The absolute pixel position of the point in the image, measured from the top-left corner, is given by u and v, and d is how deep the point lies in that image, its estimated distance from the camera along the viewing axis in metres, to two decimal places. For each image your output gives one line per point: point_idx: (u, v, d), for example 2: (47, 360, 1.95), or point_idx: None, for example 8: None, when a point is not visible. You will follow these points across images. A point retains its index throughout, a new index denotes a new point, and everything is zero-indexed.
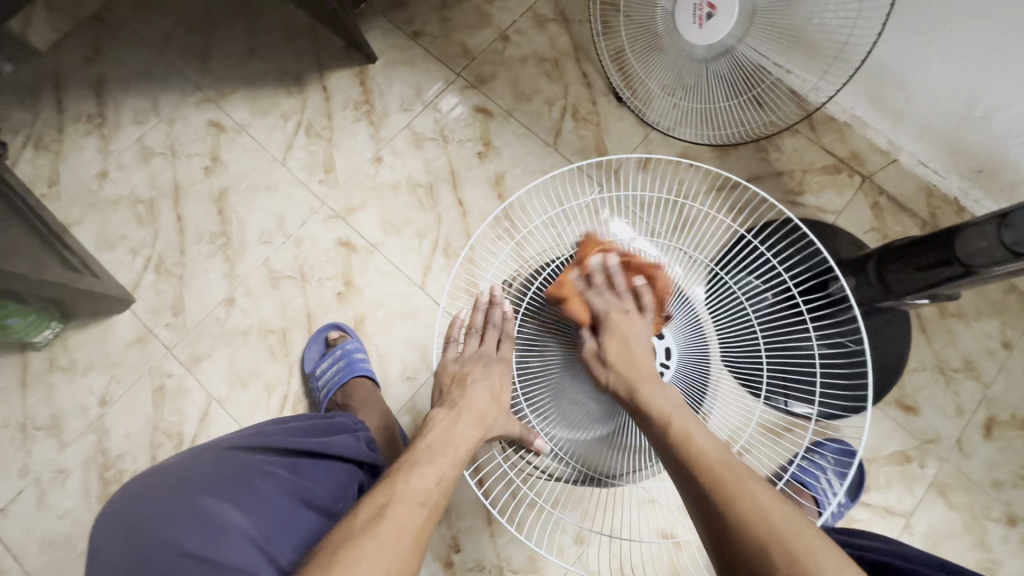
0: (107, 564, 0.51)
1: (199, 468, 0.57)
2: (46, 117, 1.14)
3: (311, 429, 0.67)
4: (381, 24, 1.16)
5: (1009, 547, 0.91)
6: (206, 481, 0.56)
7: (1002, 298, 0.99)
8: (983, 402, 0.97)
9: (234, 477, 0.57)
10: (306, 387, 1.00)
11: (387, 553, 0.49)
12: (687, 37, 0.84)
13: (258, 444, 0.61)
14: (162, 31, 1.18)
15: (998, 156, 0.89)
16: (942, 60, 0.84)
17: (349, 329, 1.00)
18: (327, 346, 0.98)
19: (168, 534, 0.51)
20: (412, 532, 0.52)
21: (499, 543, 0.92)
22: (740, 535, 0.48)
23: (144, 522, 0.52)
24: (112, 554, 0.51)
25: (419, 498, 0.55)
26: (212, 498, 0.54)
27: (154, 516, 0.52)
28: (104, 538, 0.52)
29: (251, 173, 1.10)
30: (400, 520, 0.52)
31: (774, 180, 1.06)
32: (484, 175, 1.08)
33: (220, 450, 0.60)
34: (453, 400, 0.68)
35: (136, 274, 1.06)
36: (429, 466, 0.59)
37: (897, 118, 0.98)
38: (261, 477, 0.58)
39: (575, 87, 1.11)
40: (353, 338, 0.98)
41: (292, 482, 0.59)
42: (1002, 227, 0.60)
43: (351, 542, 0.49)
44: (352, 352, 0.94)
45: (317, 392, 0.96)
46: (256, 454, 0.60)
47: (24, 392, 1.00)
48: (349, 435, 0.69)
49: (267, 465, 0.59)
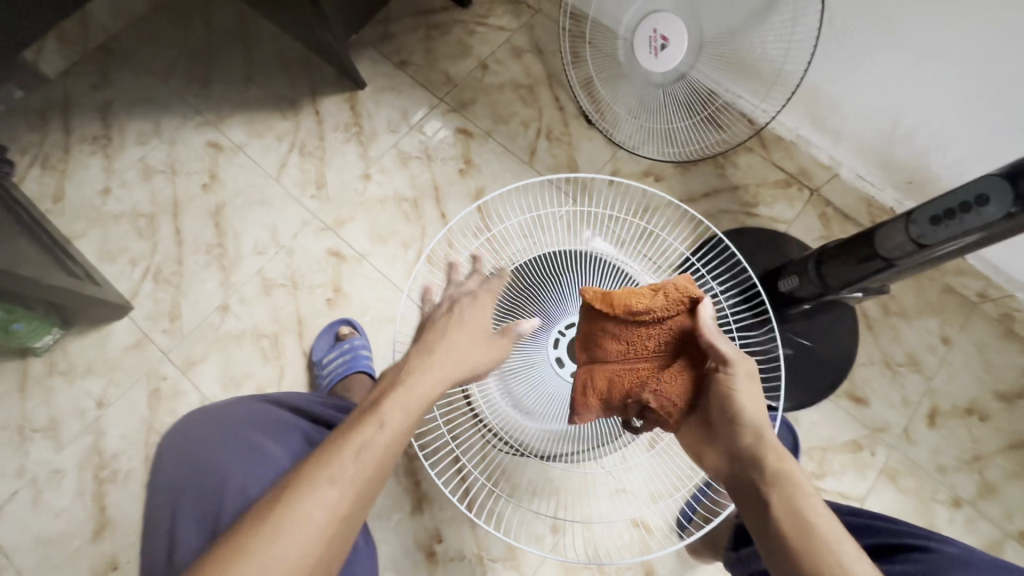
0: (168, 475, 0.64)
1: (239, 411, 0.70)
2: (54, 139, 1.21)
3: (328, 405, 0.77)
4: (370, 54, 1.26)
5: (955, 528, 0.98)
6: (245, 420, 0.68)
7: (941, 298, 1.09)
8: (926, 393, 1.05)
9: (267, 421, 0.69)
10: (309, 375, 1.06)
11: (348, 473, 0.49)
12: (645, 64, 0.96)
13: (282, 403, 0.73)
14: (166, 60, 1.27)
15: (924, 168, 0.99)
16: (864, 88, 0.96)
17: (359, 327, 1.06)
18: (337, 339, 1.05)
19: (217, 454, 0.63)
20: (372, 476, 0.50)
21: (479, 533, 0.96)
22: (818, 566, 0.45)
23: (195, 446, 0.65)
24: (174, 467, 0.64)
25: (385, 422, 0.53)
26: (249, 430, 0.66)
27: (207, 441, 0.65)
28: (169, 459, 0.66)
29: (247, 190, 1.18)
30: (358, 467, 0.49)
31: (730, 193, 1.16)
32: (466, 190, 1.17)
33: (257, 402, 0.72)
34: (431, 335, 0.64)
35: (134, 283, 1.12)
36: (404, 398, 0.55)
37: (835, 136, 1.08)
38: (286, 425, 0.69)
39: (548, 111, 1.22)
40: (361, 335, 1.04)
41: (310, 434, 0.70)
42: (909, 224, 0.69)
43: (319, 461, 0.49)
44: (359, 348, 1.00)
45: (320, 379, 1.02)
46: (282, 411, 0.71)
47: (23, 396, 1.04)
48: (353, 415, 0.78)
49: (292, 423, 0.70)
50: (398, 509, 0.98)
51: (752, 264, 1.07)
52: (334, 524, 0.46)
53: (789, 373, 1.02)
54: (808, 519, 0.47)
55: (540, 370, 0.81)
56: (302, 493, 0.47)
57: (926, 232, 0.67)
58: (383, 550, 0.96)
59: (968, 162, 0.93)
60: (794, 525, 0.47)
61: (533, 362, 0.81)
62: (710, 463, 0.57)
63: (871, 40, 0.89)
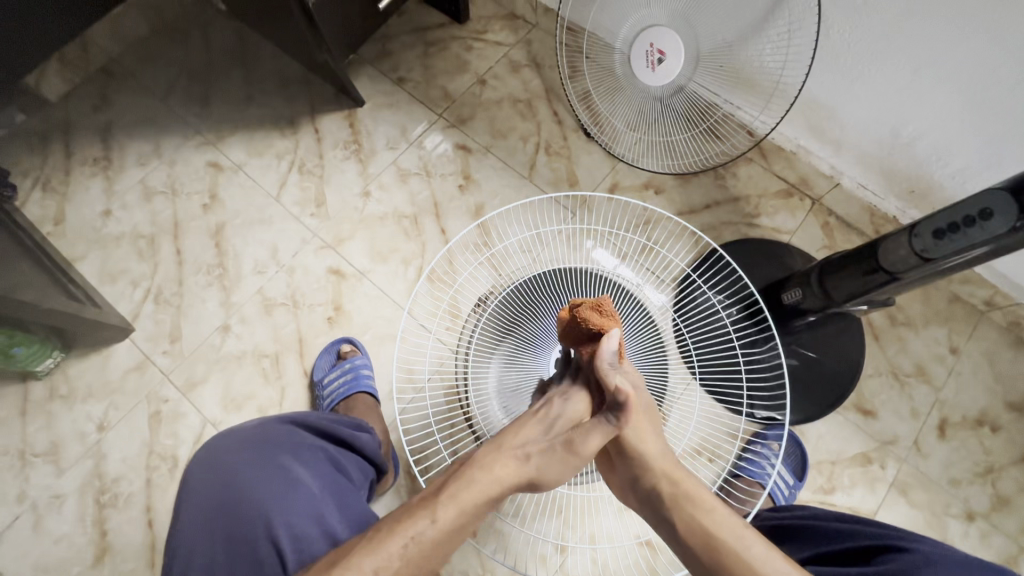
0: (199, 496, 0.65)
1: (268, 433, 0.72)
2: (55, 161, 1.21)
3: (347, 425, 0.79)
4: (368, 71, 1.27)
5: (969, 543, 0.96)
6: (274, 444, 0.70)
7: (948, 307, 1.07)
8: (935, 404, 1.03)
9: (295, 443, 0.71)
10: (311, 395, 1.05)
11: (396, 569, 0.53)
12: (642, 78, 0.95)
13: (307, 424, 0.75)
14: (166, 81, 1.27)
15: (925, 178, 0.98)
16: (862, 99, 0.95)
17: (360, 345, 1.06)
18: (338, 358, 1.04)
19: (254, 479, 0.64)
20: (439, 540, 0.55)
21: (484, 555, 0.95)
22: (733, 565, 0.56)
23: (230, 468, 0.66)
24: (204, 492, 0.65)
25: (437, 517, 0.56)
26: (283, 455, 0.68)
27: (242, 463, 0.67)
28: (199, 480, 0.66)
29: (246, 209, 1.18)
30: (425, 528, 0.55)
31: (731, 204, 1.16)
32: (465, 206, 1.17)
33: (281, 424, 0.74)
34: (553, 426, 0.62)
35: (135, 305, 1.12)
36: (466, 492, 0.58)
37: (835, 146, 1.07)
38: (313, 449, 0.71)
39: (547, 125, 1.22)
40: (362, 354, 1.03)
41: (336, 457, 0.73)
42: (912, 237, 0.68)
43: (367, 553, 0.53)
44: (360, 367, 1.00)
45: (321, 400, 1.01)
46: (307, 433, 0.74)
47: (24, 420, 1.04)
48: (370, 436, 0.81)
49: (319, 448, 0.72)
50: None
51: (755, 276, 1.06)
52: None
53: (795, 388, 1.01)
54: (711, 532, 0.58)
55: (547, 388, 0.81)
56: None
57: (929, 246, 0.66)
58: None
59: (971, 172, 0.92)
60: (706, 545, 0.57)
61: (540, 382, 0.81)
62: (619, 488, 0.66)
63: (867, 53, 0.89)
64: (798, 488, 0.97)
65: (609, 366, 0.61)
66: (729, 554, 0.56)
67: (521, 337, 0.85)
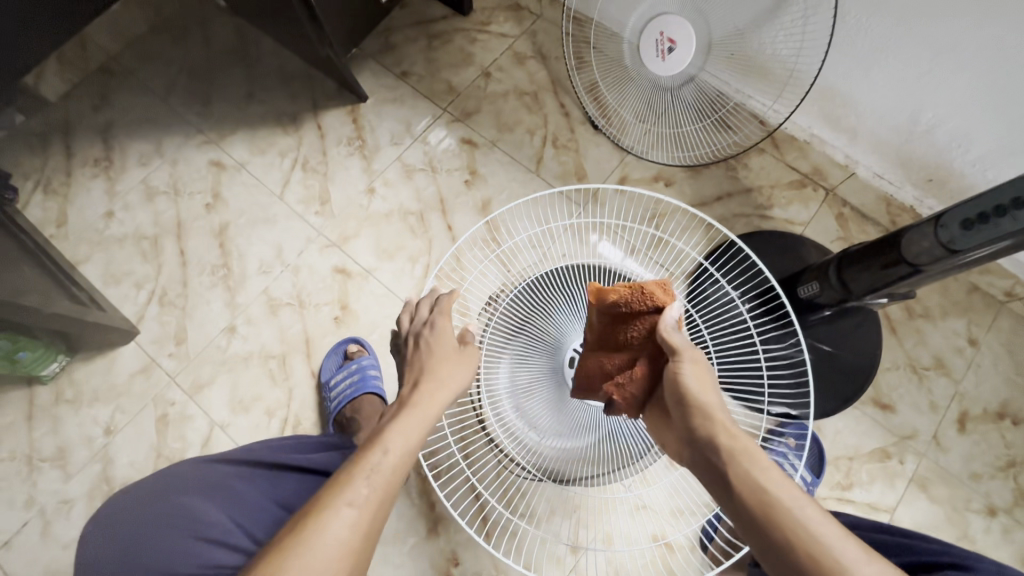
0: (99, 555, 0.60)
1: (187, 476, 0.66)
2: (55, 163, 1.20)
3: (303, 447, 0.73)
4: (371, 66, 1.24)
5: (991, 538, 0.95)
6: (187, 487, 0.64)
7: (967, 297, 1.05)
8: (955, 397, 1.01)
9: (215, 483, 0.65)
10: (319, 397, 1.04)
11: (363, 497, 0.49)
12: (652, 68, 0.93)
13: (237, 457, 0.69)
14: (166, 79, 1.25)
15: (944, 166, 0.96)
16: (879, 86, 0.93)
17: (367, 344, 1.04)
18: (345, 358, 1.03)
19: (140, 520, 0.61)
20: (392, 474, 0.52)
21: (497, 556, 0.94)
22: (780, 523, 0.47)
23: (132, 521, 0.61)
24: (95, 554, 0.60)
25: (390, 447, 0.54)
26: (195, 499, 0.62)
27: (146, 515, 0.61)
28: (102, 537, 0.61)
29: (250, 208, 1.16)
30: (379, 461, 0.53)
31: (742, 196, 1.13)
32: (472, 201, 1.15)
33: (197, 461, 0.69)
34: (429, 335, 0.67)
35: (140, 307, 1.11)
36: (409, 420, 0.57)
37: (850, 135, 1.05)
38: (238, 484, 0.65)
39: (554, 117, 1.19)
40: (369, 354, 1.02)
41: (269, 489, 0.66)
42: (938, 228, 0.66)
43: (331, 491, 0.50)
44: (367, 368, 0.98)
45: (328, 402, 1.00)
46: (234, 466, 0.67)
47: (30, 424, 1.03)
48: (334, 452, 0.73)
49: (247, 471, 0.67)
50: (413, 531, 0.96)
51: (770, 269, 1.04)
52: (356, 544, 0.47)
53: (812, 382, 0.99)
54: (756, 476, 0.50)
55: (559, 390, 0.80)
56: (319, 518, 0.47)
57: (957, 237, 0.64)
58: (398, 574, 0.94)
59: (992, 159, 0.89)
60: (755, 497, 0.49)
61: (551, 383, 0.81)
62: (670, 434, 0.59)
63: (884, 38, 0.86)
64: (816, 484, 0.95)
65: (674, 328, 0.62)
66: (778, 511, 0.48)
67: (533, 337, 0.83)
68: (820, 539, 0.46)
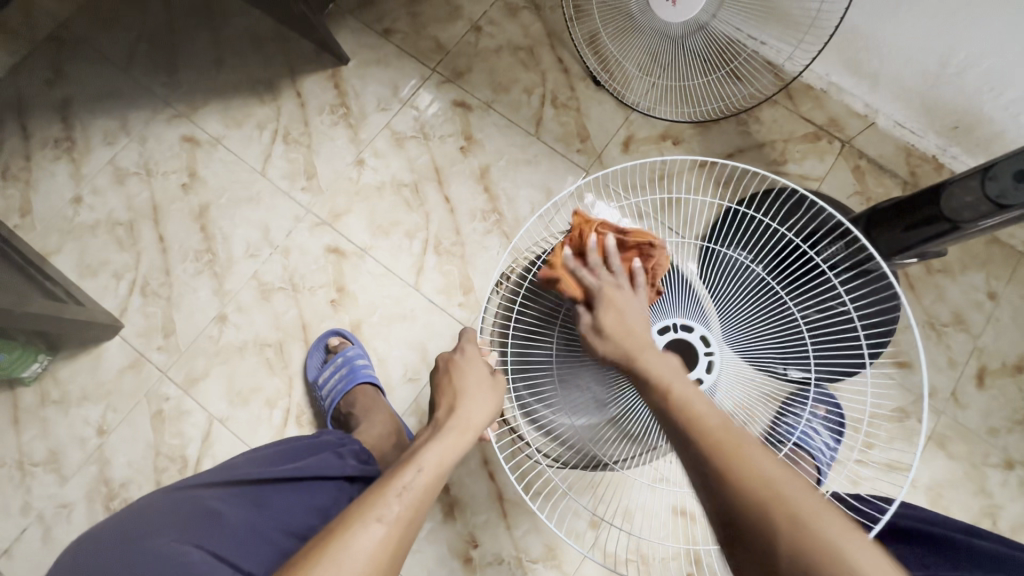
0: None
1: (157, 512, 0.58)
2: (12, 145, 1.10)
3: (283, 457, 0.69)
4: (350, 23, 1.14)
5: (1008, 491, 0.95)
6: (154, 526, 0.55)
7: (986, 250, 1.02)
8: (974, 353, 0.99)
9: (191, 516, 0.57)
10: (310, 397, 0.99)
11: (393, 514, 0.52)
12: (660, 15, 0.82)
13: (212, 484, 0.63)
14: (125, 47, 1.14)
15: (973, 112, 0.90)
16: (906, 25, 0.86)
17: (349, 335, 0.99)
18: (328, 354, 0.98)
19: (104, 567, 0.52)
20: (415, 506, 0.54)
21: (516, 534, 0.93)
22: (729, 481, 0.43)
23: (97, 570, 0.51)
24: None
25: (423, 466, 0.58)
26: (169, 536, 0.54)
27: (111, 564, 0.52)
28: None
29: (231, 185, 1.08)
30: (404, 480, 0.55)
31: (756, 151, 1.06)
32: (469, 169, 1.08)
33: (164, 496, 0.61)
34: (452, 376, 0.69)
35: (121, 299, 1.04)
36: (441, 447, 0.61)
37: (872, 81, 0.99)
38: (218, 513, 0.58)
39: (552, 73, 1.11)
40: (354, 345, 0.97)
41: (256, 514, 0.60)
42: (985, 180, 0.62)
43: (362, 508, 0.52)
44: (353, 359, 0.93)
45: (321, 401, 0.95)
46: (210, 494, 0.61)
47: (17, 429, 0.98)
48: (329, 453, 0.71)
49: (228, 491, 0.62)
50: (429, 516, 0.94)
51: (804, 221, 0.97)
52: (382, 562, 0.49)
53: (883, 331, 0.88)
54: (692, 416, 0.49)
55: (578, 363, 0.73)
56: (347, 536, 0.49)
57: (1009, 189, 0.60)
58: (415, 558, 0.92)
59: None
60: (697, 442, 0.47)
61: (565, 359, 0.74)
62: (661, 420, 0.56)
63: None
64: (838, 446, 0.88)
65: (586, 271, 0.64)
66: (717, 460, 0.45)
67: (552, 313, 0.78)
68: (788, 498, 0.41)
